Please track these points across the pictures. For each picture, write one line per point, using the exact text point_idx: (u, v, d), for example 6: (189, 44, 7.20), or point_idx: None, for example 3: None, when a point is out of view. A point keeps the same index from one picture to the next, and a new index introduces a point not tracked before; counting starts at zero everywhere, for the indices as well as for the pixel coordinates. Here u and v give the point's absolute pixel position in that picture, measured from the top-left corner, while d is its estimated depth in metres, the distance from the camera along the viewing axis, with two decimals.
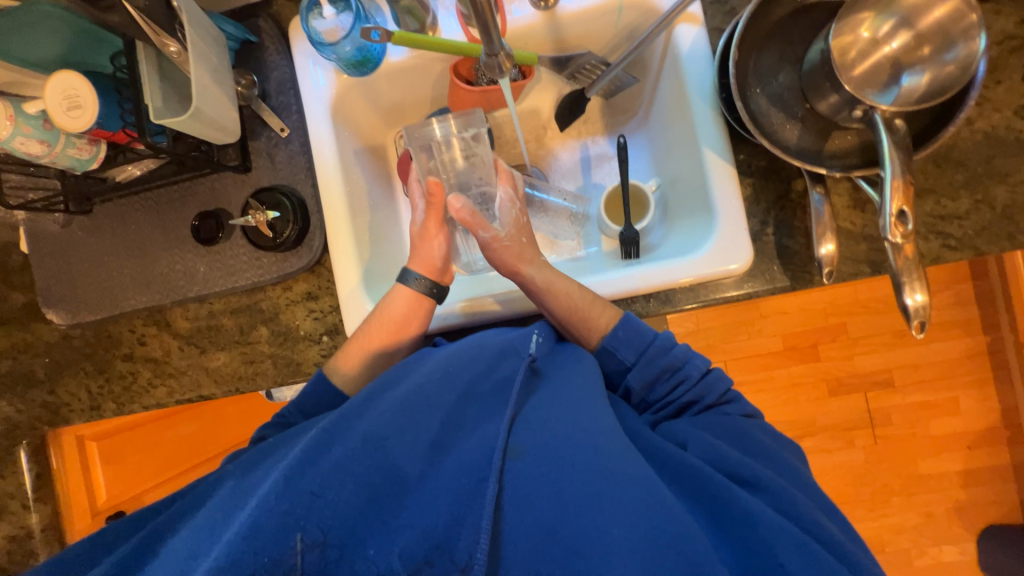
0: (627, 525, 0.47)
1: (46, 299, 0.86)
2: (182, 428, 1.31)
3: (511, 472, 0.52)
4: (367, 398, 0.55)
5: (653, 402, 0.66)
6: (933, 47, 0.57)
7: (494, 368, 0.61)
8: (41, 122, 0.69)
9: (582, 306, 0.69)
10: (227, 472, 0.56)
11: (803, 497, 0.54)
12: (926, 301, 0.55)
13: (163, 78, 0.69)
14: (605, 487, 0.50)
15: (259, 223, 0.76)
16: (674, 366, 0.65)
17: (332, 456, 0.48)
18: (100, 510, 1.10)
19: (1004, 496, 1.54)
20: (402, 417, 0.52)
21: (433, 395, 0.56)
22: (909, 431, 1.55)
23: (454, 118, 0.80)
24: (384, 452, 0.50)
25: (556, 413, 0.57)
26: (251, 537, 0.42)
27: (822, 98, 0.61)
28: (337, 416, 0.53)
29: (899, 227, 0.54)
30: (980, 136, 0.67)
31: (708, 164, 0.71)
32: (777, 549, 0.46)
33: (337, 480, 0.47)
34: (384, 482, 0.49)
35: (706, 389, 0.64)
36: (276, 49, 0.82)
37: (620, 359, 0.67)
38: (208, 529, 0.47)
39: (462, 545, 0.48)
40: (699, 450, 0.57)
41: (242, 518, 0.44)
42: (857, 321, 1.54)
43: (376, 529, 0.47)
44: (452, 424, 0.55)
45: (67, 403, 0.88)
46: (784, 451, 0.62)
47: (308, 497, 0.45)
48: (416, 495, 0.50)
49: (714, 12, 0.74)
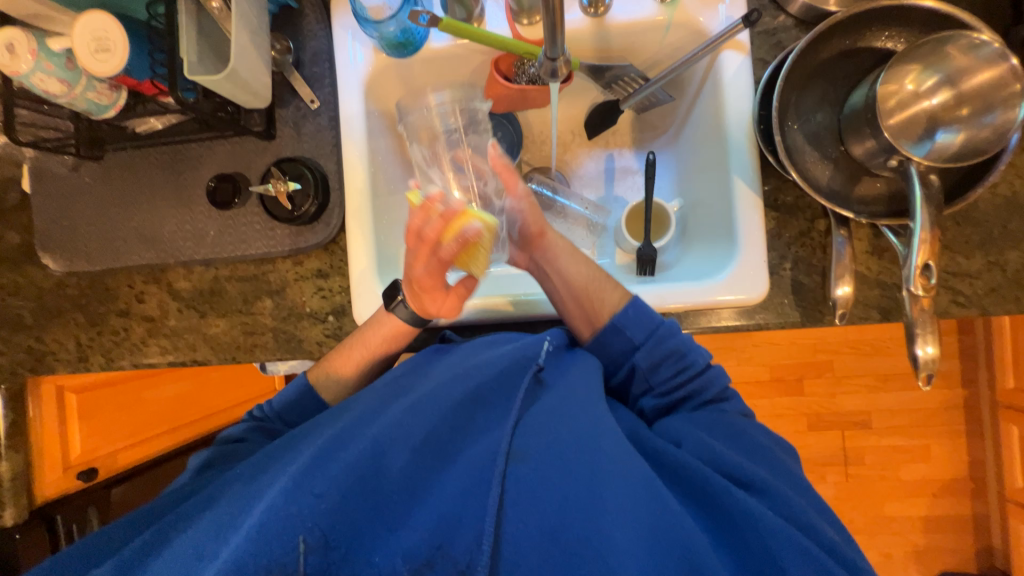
0: (628, 532, 0.47)
1: (43, 242, 0.83)
2: (167, 388, 1.32)
3: (513, 476, 0.52)
4: (378, 409, 0.59)
5: (656, 386, 0.66)
6: (971, 109, 0.58)
7: (504, 374, 0.61)
8: (63, 60, 0.66)
9: (596, 280, 0.71)
10: (235, 477, 0.55)
11: (802, 499, 0.53)
12: (936, 354, 0.57)
13: (200, 33, 0.67)
14: (605, 490, 0.50)
15: (279, 193, 0.75)
16: (682, 351, 0.64)
17: (338, 461, 0.51)
18: (73, 466, 1.11)
19: (959, 544, 1.60)
20: (408, 423, 0.55)
21: (440, 398, 0.58)
22: (880, 472, 1.59)
23: (453, 94, 0.78)
24: (390, 457, 0.52)
25: (559, 416, 0.57)
26: (260, 539, 0.45)
27: (859, 142, 0.62)
28: (348, 425, 0.56)
29: (921, 280, 0.56)
30: (1001, 200, 0.68)
31: (735, 193, 0.71)
32: (780, 554, 0.46)
33: (343, 483, 0.49)
34: (391, 485, 0.51)
35: (708, 383, 0.64)
36: (316, 19, 0.80)
37: (628, 338, 0.66)
38: (214, 525, 0.49)
39: (460, 543, 0.49)
40: (694, 448, 0.57)
41: (252, 519, 0.47)
42: (844, 360, 1.57)
43: (383, 533, 0.49)
44: (459, 429, 0.56)
45: (52, 352, 0.85)
46: (784, 451, 0.61)
47: (313, 500, 0.48)
48: (424, 501, 0.51)
49: (760, 43, 0.74)
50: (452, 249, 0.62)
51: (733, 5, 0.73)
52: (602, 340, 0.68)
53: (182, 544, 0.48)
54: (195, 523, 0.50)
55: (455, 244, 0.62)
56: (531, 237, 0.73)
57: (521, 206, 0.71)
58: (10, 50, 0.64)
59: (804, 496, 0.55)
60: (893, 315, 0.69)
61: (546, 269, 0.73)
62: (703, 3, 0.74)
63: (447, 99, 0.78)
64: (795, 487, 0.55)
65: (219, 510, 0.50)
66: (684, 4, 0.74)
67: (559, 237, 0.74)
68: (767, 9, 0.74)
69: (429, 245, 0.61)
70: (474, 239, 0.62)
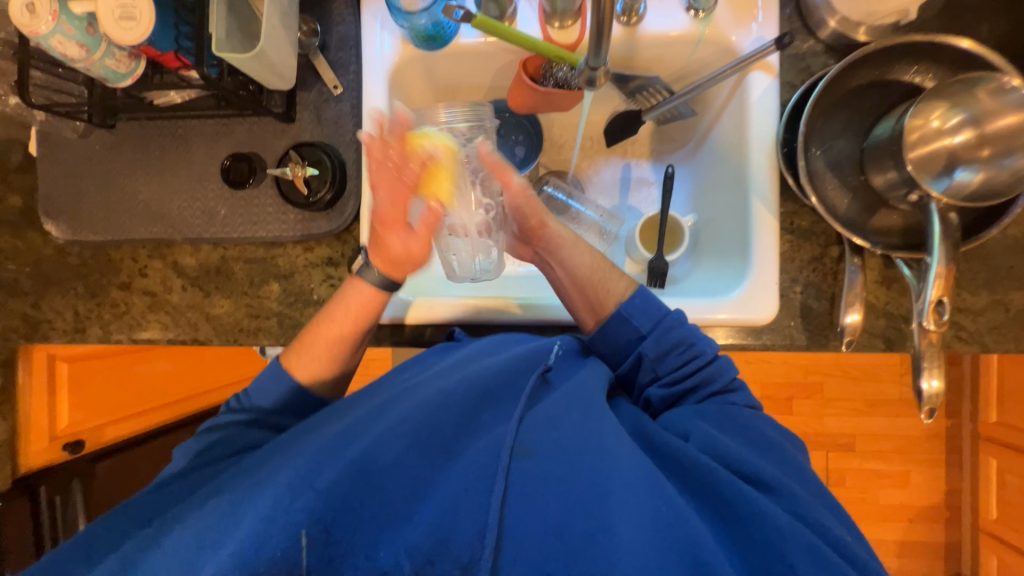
0: (633, 527, 0.48)
1: (47, 209, 0.81)
2: (158, 364, 1.30)
3: (517, 471, 0.52)
4: (385, 405, 0.58)
5: (662, 374, 0.65)
6: (993, 151, 0.59)
7: (510, 371, 0.61)
8: (84, 24, 0.64)
9: (600, 269, 0.71)
10: (233, 476, 0.54)
11: (808, 493, 0.54)
12: (940, 388, 0.58)
13: (229, 9, 0.66)
14: (611, 488, 0.50)
15: (296, 177, 0.74)
16: (689, 339, 0.64)
17: (344, 456, 0.51)
18: (59, 436, 1.08)
19: (931, 569, 1.63)
20: (414, 419, 0.54)
21: (448, 394, 0.57)
22: (860, 495, 1.62)
23: (465, 109, 0.76)
24: (396, 452, 0.52)
25: (564, 415, 0.57)
26: (264, 532, 0.45)
27: (881, 173, 0.63)
28: (354, 421, 0.56)
29: (934, 315, 0.57)
30: (1011, 241, 0.69)
31: (752, 213, 0.72)
32: (784, 548, 0.47)
33: (348, 477, 0.49)
34: (396, 480, 0.51)
35: (716, 372, 0.64)
36: (345, 4, 0.79)
37: (635, 328, 0.66)
38: (215, 516, 0.48)
39: (461, 540, 0.48)
40: (700, 442, 0.57)
41: (256, 514, 0.47)
42: (834, 383, 1.60)
43: (389, 528, 0.49)
44: (465, 426, 0.56)
45: (49, 321, 0.84)
46: (792, 443, 0.61)
47: (317, 494, 0.48)
48: (429, 496, 0.51)
49: (788, 66, 0.75)
50: (418, 169, 0.67)
51: (765, 26, 0.73)
52: (608, 332, 0.68)
53: (183, 533, 0.48)
54: (196, 512, 0.50)
55: (416, 158, 0.67)
56: (530, 229, 0.74)
57: (518, 199, 0.72)
58: (30, 10, 0.62)
59: (811, 491, 0.55)
60: (896, 346, 0.70)
61: (550, 260, 0.74)
62: (736, 22, 0.74)
63: (457, 114, 0.76)
64: (803, 483, 0.55)
65: (223, 496, 0.49)
66: (717, 21, 0.74)
67: (562, 228, 0.74)
68: (798, 33, 0.75)
69: (409, 183, 0.67)
70: (437, 161, 0.67)
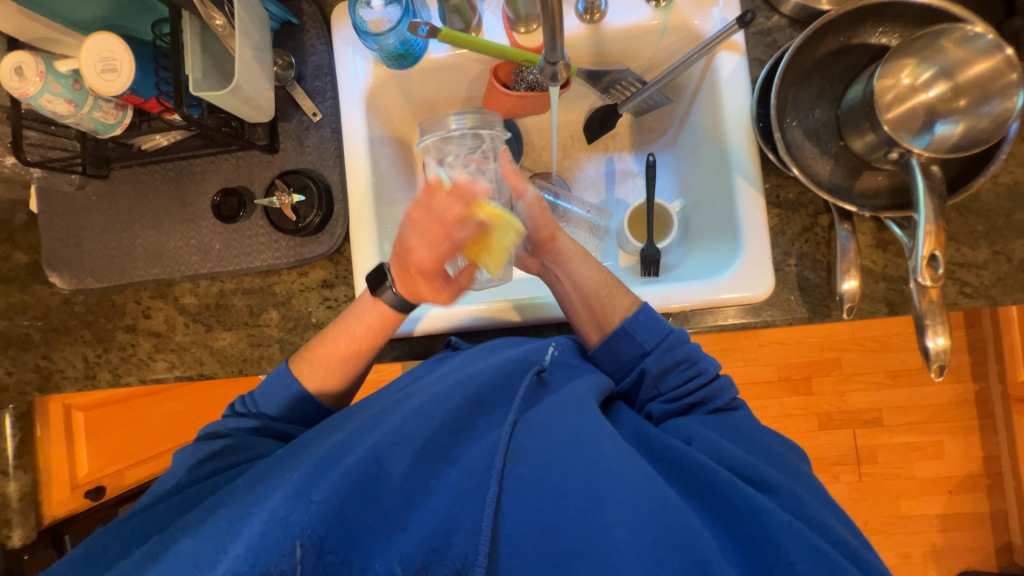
0: (628, 530, 0.47)
1: (51, 262, 0.84)
2: (173, 405, 1.29)
3: (511, 476, 0.52)
4: (380, 415, 0.57)
5: (664, 391, 0.66)
6: (969, 100, 0.59)
7: (503, 376, 0.61)
8: (70, 81, 0.67)
9: (608, 285, 0.71)
10: (238, 486, 0.54)
11: (812, 497, 0.54)
12: (947, 344, 0.57)
13: (204, 51, 0.69)
14: (605, 491, 0.50)
15: (284, 205, 0.75)
16: (691, 359, 0.65)
17: (338, 469, 0.50)
18: (80, 484, 1.11)
19: (980, 542, 1.56)
20: (410, 427, 0.54)
21: (443, 401, 0.57)
22: (894, 470, 1.57)
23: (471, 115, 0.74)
24: (389, 465, 0.51)
25: (557, 418, 0.56)
26: (257, 549, 0.45)
27: (859, 136, 0.63)
28: (351, 432, 0.55)
29: (928, 270, 0.56)
30: (1003, 189, 0.68)
31: (736, 191, 0.72)
32: (789, 551, 0.46)
33: (343, 490, 0.48)
34: (394, 492, 0.50)
35: (717, 392, 0.64)
36: (317, 34, 0.81)
37: (639, 344, 0.66)
38: (214, 537, 0.47)
39: (458, 545, 0.48)
40: (704, 445, 0.57)
41: (253, 528, 0.46)
42: (852, 358, 1.56)
43: (383, 539, 0.48)
44: (458, 433, 0.56)
45: (60, 370, 0.85)
46: (795, 454, 0.62)
47: (312, 507, 0.47)
48: (423, 504, 0.50)
49: (756, 43, 0.75)
50: (467, 234, 0.60)
51: (726, 7, 0.74)
52: (613, 346, 0.68)
53: (181, 552, 0.47)
54: (194, 531, 0.50)
55: (473, 229, 0.60)
56: (542, 242, 0.72)
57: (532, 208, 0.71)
58: (19, 73, 0.65)
59: (814, 494, 0.56)
60: (900, 308, 0.69)
61: (557, 272, 0.73)
62: (698, 6, 0.75)
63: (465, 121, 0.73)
64: (808, 490, 0.56)
65: (222, 515, 0.49)
66: (678, 8, 0.75)
67: (569, 240, 0.74)
68: (760, 10, 0.75)
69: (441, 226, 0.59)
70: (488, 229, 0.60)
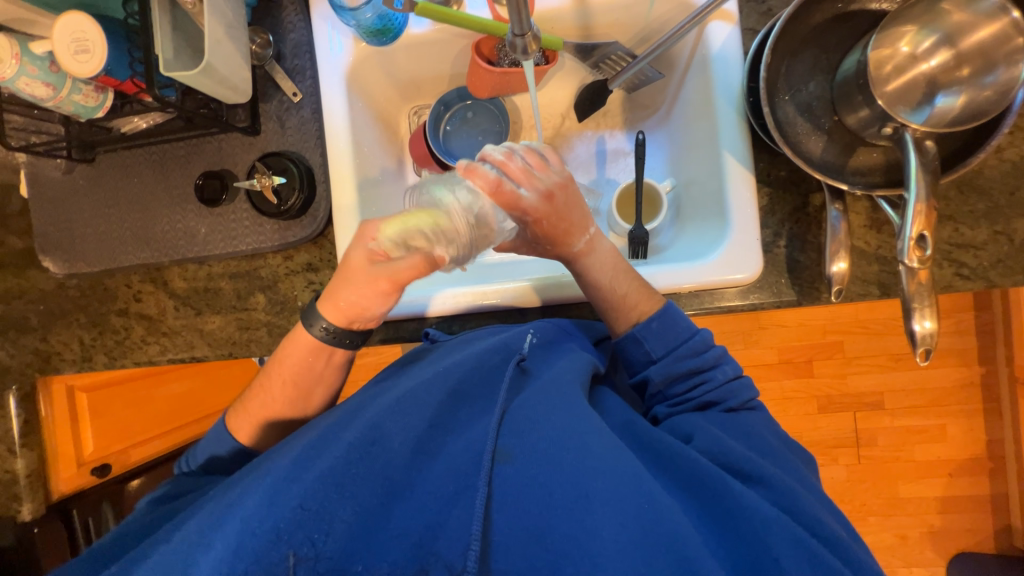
0: (616, 527, 0.47)
1: (43, 247, 0.85)
2: (172, 386, 1.35)
3: (499, 477, 0.51)
4: (356, 412, 0.57)
5: (669, 395, 0.65)
6: (972, 69, 0.55)
7: (485, 367, 0.62)
8: (47, 63, 0.66)
9: (609, 271, 0.68)
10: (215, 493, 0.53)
11: (803, 490, 0.55)
12: (934, 328, 0.55)
13: (175, 29, 0.67)
14: (593, 489, 0.49)
15: (264, 187, 0.75)
16: (700, 368, 0.63)
17: (312, 472, 0.48)
18: (86, 462, 1.13)
19: (978, 525, 1.55)
20: (395, 421, 0.54)
21: (422, 398, 0.57)
22: (894, 453, 1.56)
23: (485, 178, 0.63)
24: (372, 459, 0.50)
25: (545, 412, 0.56)
26: (239, 555, 0.43)
27: (853, 111, 0.60)
28: (328, 429, 0.54)
29: (916, 251, 0.54)
30: (1007, 166, 0.65)
31: (726, 170, 0.69)
32: (771, 542, 0.47)
33: (317, 494, 0.47)
34: (373, 489, 0.49)
35: (735, 392, 0.63)
36: (294, 10, 0.79)
37: (647, 351, 0.65)
38: (190, 542, 0.46)
39: (447, 546, 0.48)
40: (705, 442, 0.57)
41: (226, 539, 0.44)
42: (855, 341, 1.54)
43: (369, 540, 0.47)
44: (439, 427, 0.56)
45: (59, 352, 0.87)
46: (779, 444, 0.61)
47: (292, 509, 0.45)
48: (408, 503, 0.49)
49: (749, 12, 0.72)
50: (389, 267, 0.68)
51: None
52: (622, 350, 0.67)
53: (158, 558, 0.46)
54: (168, 541, 0.48)
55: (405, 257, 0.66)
56: (548, 235, 0.67)
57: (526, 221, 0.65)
58: None
59: (809, 491, 0.56)
60: (893, 290, 0.66)
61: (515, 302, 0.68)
62: None
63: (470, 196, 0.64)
64: (799, 485, 0.56)
65: (196, 523, 0.48)
66: None
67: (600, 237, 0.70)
68: None
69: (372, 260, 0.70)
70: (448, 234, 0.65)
